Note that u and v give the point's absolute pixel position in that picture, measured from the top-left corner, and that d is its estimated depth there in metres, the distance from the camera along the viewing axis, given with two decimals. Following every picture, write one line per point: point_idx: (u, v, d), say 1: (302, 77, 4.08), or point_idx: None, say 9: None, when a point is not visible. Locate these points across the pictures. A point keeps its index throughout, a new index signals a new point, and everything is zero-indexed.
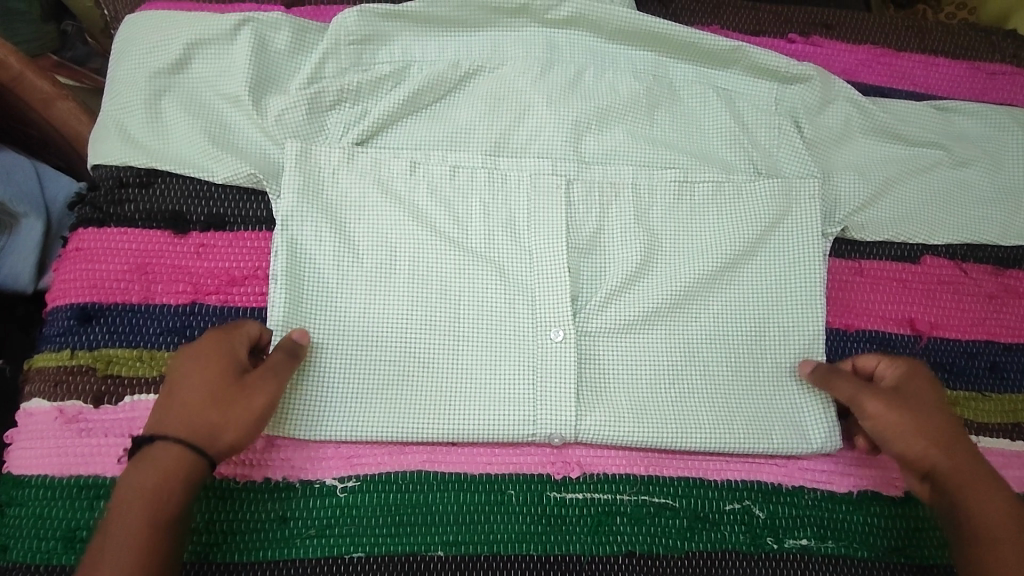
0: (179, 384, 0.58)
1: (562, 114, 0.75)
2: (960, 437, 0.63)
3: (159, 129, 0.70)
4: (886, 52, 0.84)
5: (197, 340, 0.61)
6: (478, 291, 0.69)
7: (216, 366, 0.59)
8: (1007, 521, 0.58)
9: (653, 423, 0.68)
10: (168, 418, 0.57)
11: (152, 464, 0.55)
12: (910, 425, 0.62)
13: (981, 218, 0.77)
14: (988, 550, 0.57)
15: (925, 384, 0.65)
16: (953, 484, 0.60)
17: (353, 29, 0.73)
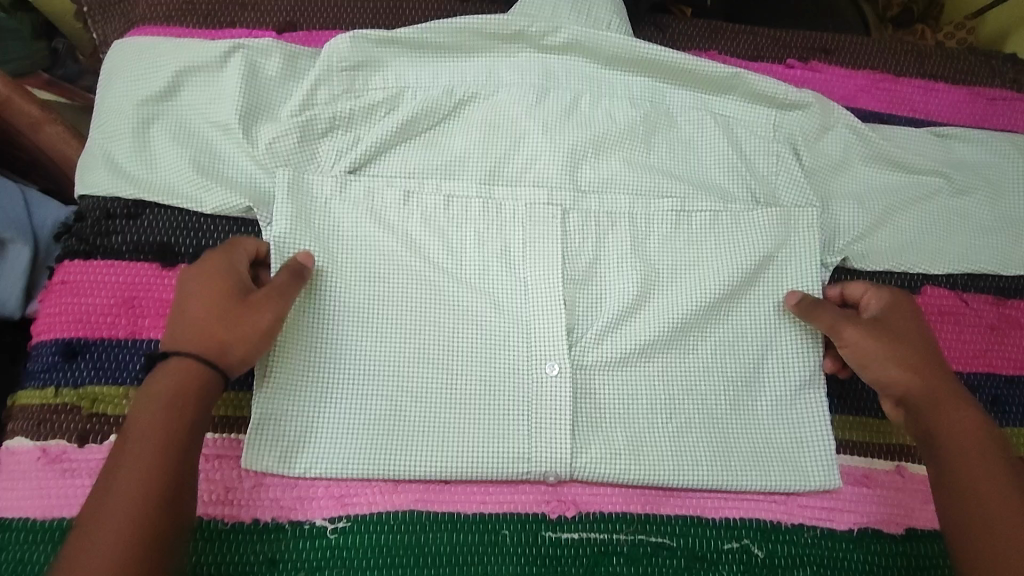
0: (188, 301, 0.60)
1: (558, 141, 0.73)
2: (937, 360, 0.66)
3: (147, 158, 0.69)
4: (885, 77, 0.83)
5: (201, 257, 0.62)
6: (474, 324, 0.68)
7: (219, 284, 0.60)
8: (980, 437, 0.61)
9: (649, 459, 0.67)
10: (177, 334, 0.59)
11: (164, 385, 0.56)
12: (892, 350, 0.65)
13: (981, 248, 0.77)
14: (958, 460, 0.60)
15: (905, 311, 0.68)
16: (929, 402, 0.64)
17: (345, 56, 0.72)
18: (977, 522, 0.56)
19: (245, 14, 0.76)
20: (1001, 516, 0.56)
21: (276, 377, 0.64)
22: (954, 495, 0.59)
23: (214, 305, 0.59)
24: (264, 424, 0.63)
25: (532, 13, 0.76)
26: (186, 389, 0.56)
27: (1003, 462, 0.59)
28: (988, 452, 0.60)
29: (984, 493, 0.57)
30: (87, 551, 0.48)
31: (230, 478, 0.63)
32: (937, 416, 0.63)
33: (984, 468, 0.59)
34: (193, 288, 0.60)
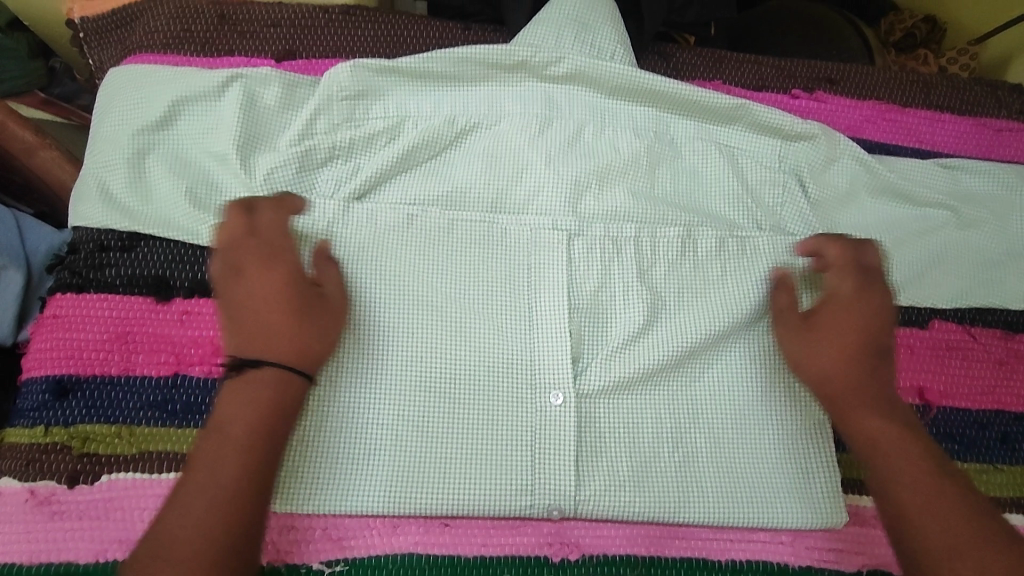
0: (253, 301, 0.59)
1: (561, 172, 0.72)
2: (874, 354, 0.63)
3: (142, 189, 0.68)
4: (891, 107, 0.82)
5: (262, 249, 0.61)
6: (479, 354, 0.66)
7: (292, 286, 0.60)
8: (900, 441, 0.59)
9: (655, 497, 0.65)
10: (248, 336, 0.58)
11: (243, 431, 0.54)
12: (829, 349, 0.63)
13: (989, 282, 0.76)
14: (888, 474, 0.57)
15: (856, 296, 0.65)
16: (848, 409, 0.62)
17: (346, 85, 0.70)
18: (919, 540, 0.54)
19: (243, 42, 0.75)
20: (938, 531, 0.54)
21: None
22: (894, 516, 0.56)
23: (288, 309, 0.59)
24: None
25: (536, 42, 0.74)
26: (261, 440, 0.54)
27: (930, 465, 0.57)
28: (913, 460, 0.57)
29: (918, 507, 0.55)
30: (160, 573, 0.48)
31: None
32: (860, 426, 0.61)
33: (914, 479, 0.56)
34: (258, 288, 0.59)
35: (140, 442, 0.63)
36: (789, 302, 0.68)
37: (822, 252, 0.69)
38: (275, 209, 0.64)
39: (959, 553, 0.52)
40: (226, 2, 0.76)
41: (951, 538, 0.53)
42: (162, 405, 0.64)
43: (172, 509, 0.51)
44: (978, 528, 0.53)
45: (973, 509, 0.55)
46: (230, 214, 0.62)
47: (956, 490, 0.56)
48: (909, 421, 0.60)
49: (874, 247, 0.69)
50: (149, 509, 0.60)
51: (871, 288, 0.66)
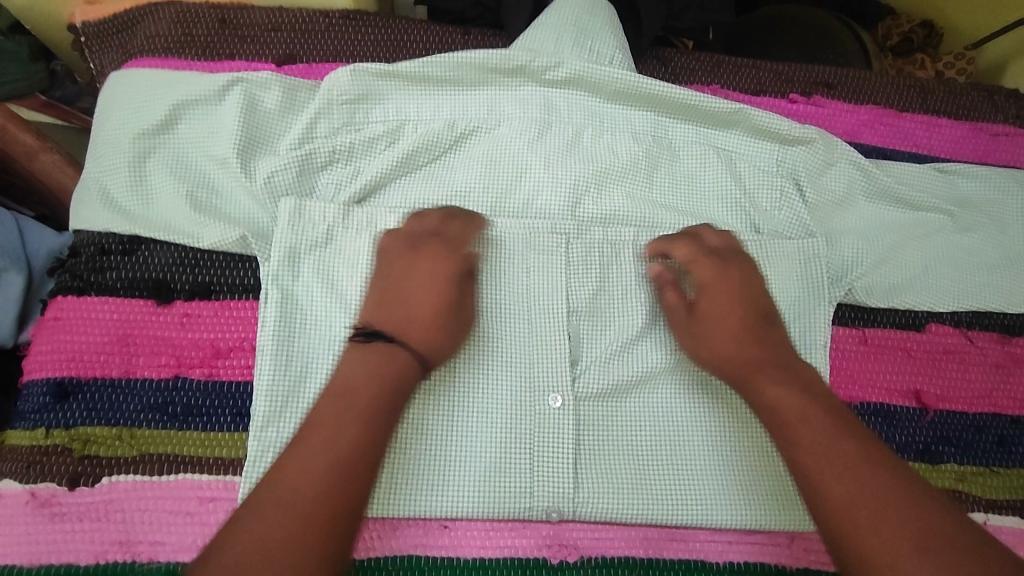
0: (400, 289, 0.63)
1: (560, 177, 0.72)
2: (755, 325, 0.65)
3: (143, 192, 0.68)
4: (888, 111, 0.82)
5: (425, 246, 0.64)
6: (487, 361, 0.67)
7: (442, 289, 0.63)
8: (804, 407, 0.57)
9: (653, 499, 0.65)
10: (384, 315, 0.62)
11: (366, 401, 0.55)
12: (718, 334, 0.65)
13: (986, 286, 0.76)
14: (799, 439, 0.55)
15: (723, 282, 0.66)
16: (747, 384, 0.61)
17: (345, 89, 0.71)
18: (837, 501, 0.51)
19: (244, 46, 0.75)
20: (854, 490, 0.51)
21: (273, 415, 0.63)
22: (808, 481, 0.53)
23: (429, 306, 0.62)
24: (261, 463, 0.62)
25: (535, 46, 0.74)
26: (380, 413, 0.56)
27: (840, 425, 0.55)
28: (820, 423, 0.55)
29: (829, 468, 0.52)
30: (278, 512, 0.48)
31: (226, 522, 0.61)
32: (762, 398, 0.60)
33: (823, 441, 0.54)
34: (412, 281, 0.63)
35: (141, 444, 0.63)
36: (674, 296, 0.68)
37: (676, 245, 0.68)
38: (471, 224, 0.68)
39: (878, 509, 0.49)
40: (226, 6, 0.76)
41: (867, 496, 0.50)
42: (162, 407, 0.64)
43: (290, 458, 0.52)
44: (894, 484, 0.51)
45: (890, 466, 0.52)
46: (428, 214, 0.67)
47: (869, 448, 0.53)
48: (811, 385, 0.60)
49: (725, 231, 0.71)
50: (150, 511, 0.61)
51: (733, 266, 0.67)
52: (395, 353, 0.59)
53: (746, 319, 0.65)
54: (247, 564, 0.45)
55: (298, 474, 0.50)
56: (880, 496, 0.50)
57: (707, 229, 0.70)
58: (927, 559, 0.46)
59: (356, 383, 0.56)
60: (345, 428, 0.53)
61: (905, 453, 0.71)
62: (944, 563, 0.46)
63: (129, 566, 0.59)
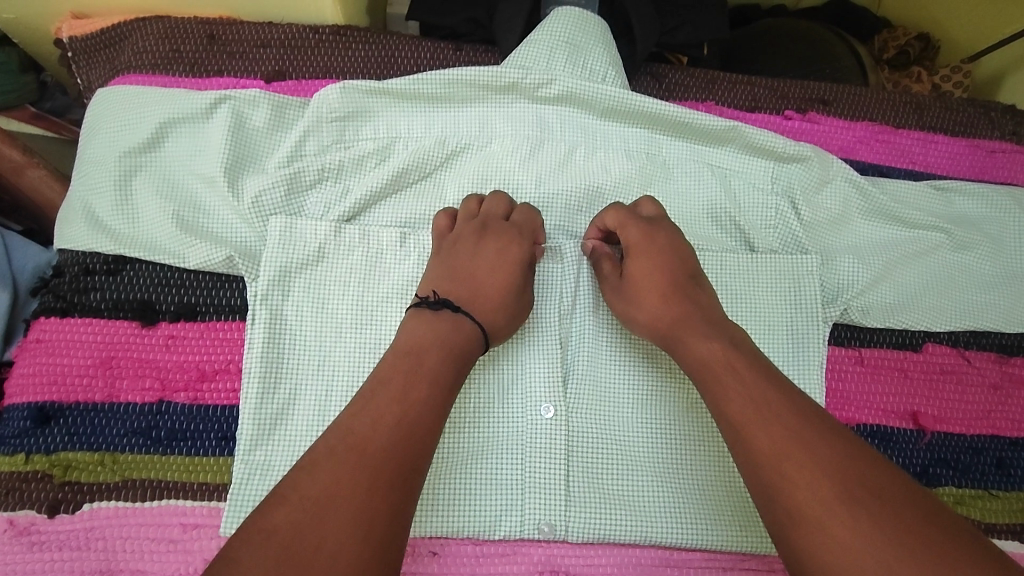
0: (471, 268, 0.64)
1: (551, 196, 0.71)
2: (683, 280, 0.63)
3: (129, 211, 0.67)
4: (883, 128, 0.82)
5: (496, 227, 0.66)
6: (479, 375, 0.65)
7: (507, 269, 0.64)
8: (734, 363, 0.55)
9: (644, 518, 0.64)
10: (455, 289, 0.62)
11: (429, 366, 0.54)
12: (646, 296, 0.63)
13: (984, 306, 0.75)
14: (730, 396, 0.53)
15: (651, 244, 0.65)
16: (677, 339, 0.60)
17: (335, 106, 0.69)
18: (766, 452, 0.49)
19: (233, 62, 0.75)
20: (783, 441, 0.49)
21: (259, 437, 0.62)
22: (737, 437, 0.51)
23: (499, 287, 0.63)
24: (247, 486, 0.61)
25: (527, 63, 0.72)
26: (443, 380, 0.54)
27: (772, 381, 0.53)
28: (751, 377, 0.53)
29: (761, 428, 0.50)
30: (343, 462, 0.47)
31: (208, 549, 0.60)
32: (692, 358, 0.58)
33: (757, 411, 0.51)
34: (484, 262, 0.64)
35: (124, 469, 0.62)
36: (611, 266, 0.67)
37: (607, 216, 0.68)
38: (529, 217, 0.68)
39: (812, 460, 0.47)
40: (215, 22, 0.75)
41: (797, 447, 0.48)
42: (146, 432, 0.63)
43: (359, 413, 0.50)
44: (832, 438, 0.49)
45: (826, 422, 0.50)
46: (493, 198, 0.68)
47: (800, 402, 0.51)
48: (740, 341, 0.58)
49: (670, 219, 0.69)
50: (131, 539, 0.60)
51: (661, 229, 0.66)
52: (458, 320, 0.59)
53: (675, 279, 0.63)
54: (318, 502, 0.44)
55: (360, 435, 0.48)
56: (813, 446, 0.48)
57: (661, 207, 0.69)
58: (862, 510, 0.44)
59: (421, 348, 0.56)
60: (411, 392, 0.52)
61: None
62: (883, 516, 0.44)
63: None
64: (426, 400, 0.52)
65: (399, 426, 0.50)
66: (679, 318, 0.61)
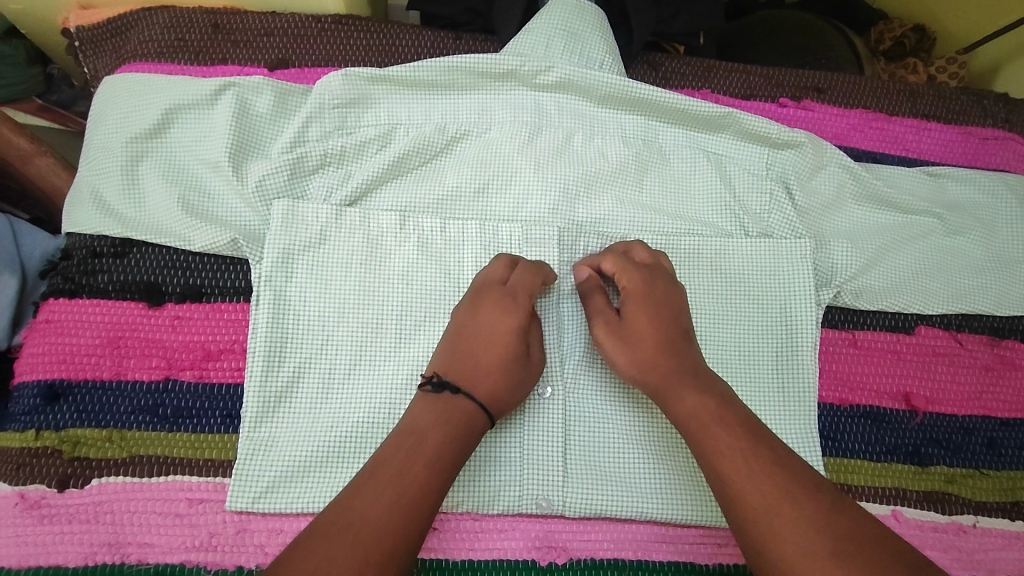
0: (471, 336, 0.61)
1: (550, 180, 0.72)
2: (678, 333, 0.62)
3: (136, 196, 0.68)
4: (877, 115, 0.83)
5: (494, 294, 0.63)
6: None
7: (507, 336, 0.61)
8: (719, 414, 0.55)
9: (642, 493, 0.66)
10: (454, 361, 0.60)
11: (431, 445, 0.53)
12: (642, 340, 0.62)
13: (976, 289, 0.76)
14: (716, 454, 0.53)
15: (655, 295, 0.64)
16: (664, 394, 0.59)
17: (337, 93, 0.71)
18: (751, 507, 0.50)
19: (237, 51, 0.76)
20: (766, 495, 0.50)
21: (264, 414, 0.63)
22: (724, 492, 0.52)
23: (499, 355, 0.60)
24: (252, 462, 0.62)
25: (525, 51, 0.74)
26: (449, 456, 0.54)
27: (755, 439, 0.54)
28: (737, 434, 0.54)
29: (744, 480, 0.51)
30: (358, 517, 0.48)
31: (214, 523, 0.62)
32: (681, 412, 0.57)
33: (742, 461, 0.52)
34: (483, 329, 0.62)
35: (131, 446, 0.63)
36: (602, 305, 0.66)
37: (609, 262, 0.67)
38: (530, 277, 0.65)
39: (798, 522, 0.48)
40: (220, 11, 0.76)
41: (784, 511, 0.49)
42: (152, 410, 0.64)
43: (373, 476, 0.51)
44: (812, 492, 0.50)
45: (813, 485, 0.51)
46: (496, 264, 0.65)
47: (791, 463, 0.52)
48: (726, 396, 0.58)
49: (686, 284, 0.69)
50: (137, 513, 0.62)
51: (662, 279, 0.65)
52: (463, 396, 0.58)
53: (672, 331, 0.62)
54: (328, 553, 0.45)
55: (372, 497, 0.49)
56: (792, 500, 0.49)
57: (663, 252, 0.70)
58: (839, 558, 0.45)
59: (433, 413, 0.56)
60: (416, 461, 0.52)
61: (894, 454, 0.72)
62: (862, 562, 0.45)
63: (117, 568, 0.60)
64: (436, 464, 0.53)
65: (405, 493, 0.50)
66: (674, 368, 0.60)
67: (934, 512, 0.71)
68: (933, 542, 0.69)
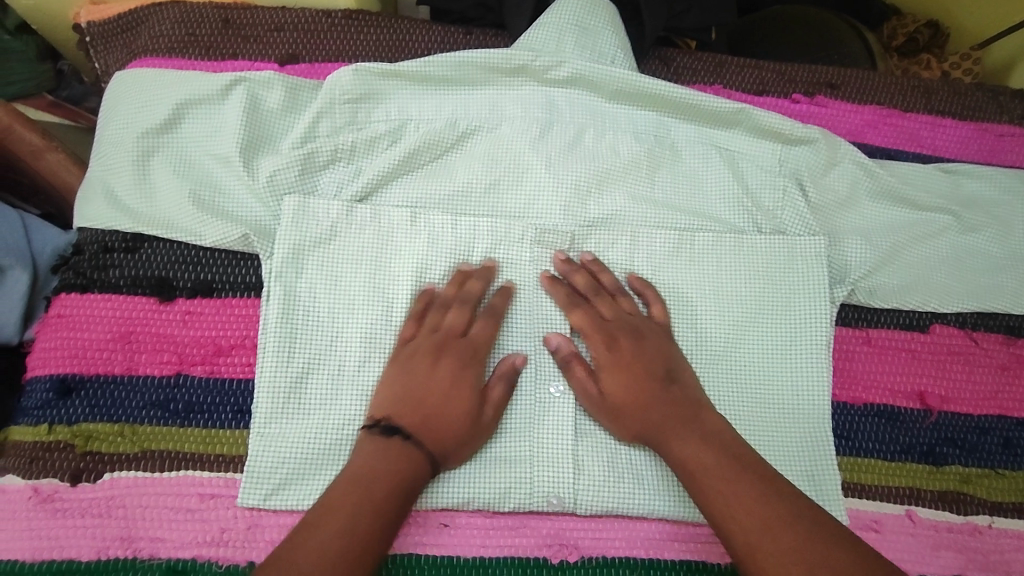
0: (427, 392, 0.61)
1: (561, 176, 0.72)
2: (659, 381, 0.63)
3: (147, 191, 0.68)
4: (891, 112, 0.82)
5: (449, 349, 0.63)
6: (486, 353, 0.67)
7: (460, 391, 0.61)
8: (709, 453, 0.58)
9: (654, 490, 0.65)
10: (406, 410, 0.60)
11: (379, 496, 0.54)
12: (625, 401, 0.62)
13: (992, 287, 0.75)
14: (706, 491, 0.56)
15: (628, 352, 0.64)
16: (655, 440, 0.61)
17: (348, 88, 0.70)
18: (746, 531, 0.52)
19: (247, 46, 0.76)
20: (758, 520, 0.52)
21: (275, 411, 0.63)
22: (718, 518, 0.54)
23: (453, 410, 0.60)
24: (264, 459, 0.62)
25: (536, 46, 0.73)
26: (393, 505, 0.54)
27: (745, 467, 0.56)
28: (727, 469, 0.56)
29: (738, 507, 0.53)
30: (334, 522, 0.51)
31: (226, 519, 0.62)
32: (670, 455, 0.60)
33: (734, 490, 0.55)
34: (438, 383, 0.61)
35: (143, 441, 0.63)
36: (583, 369, 0.65)
37: (573, 322, 0.67)
38: (488, 329, 0.65)
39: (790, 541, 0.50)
40: (230, 6, 0.76)
41: (771, 533, 0.51)
42: (163, 404, 0.64)
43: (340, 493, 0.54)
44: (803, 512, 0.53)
45: (799, 502, 0.54)
46: (458, 312, 0.65)
47: (780, 486, 0.55)
48: (717, 434, 0.59)
49: (662, 302, 0.69)
50: (150, 507, 0.62)
51: (625, 331, 0.65)
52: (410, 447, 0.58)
53: (651, 385, 0.62)
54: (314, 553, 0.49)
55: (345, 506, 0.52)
56: (782, 523, 0.52)
57: (612, 276, 0.69)
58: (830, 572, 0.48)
59: (390, 449, 0.57)
60: (379, 484, 0.54)
61: (908, 454, 0.71)
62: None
63: (129, 562, 0.60)
64: (397, 492, 0.55)
65: (357, 538, 0.51)
66: (664, 417, 0.61)
67: (950, 512, 0.70)
68: (948, 543, 0.69)
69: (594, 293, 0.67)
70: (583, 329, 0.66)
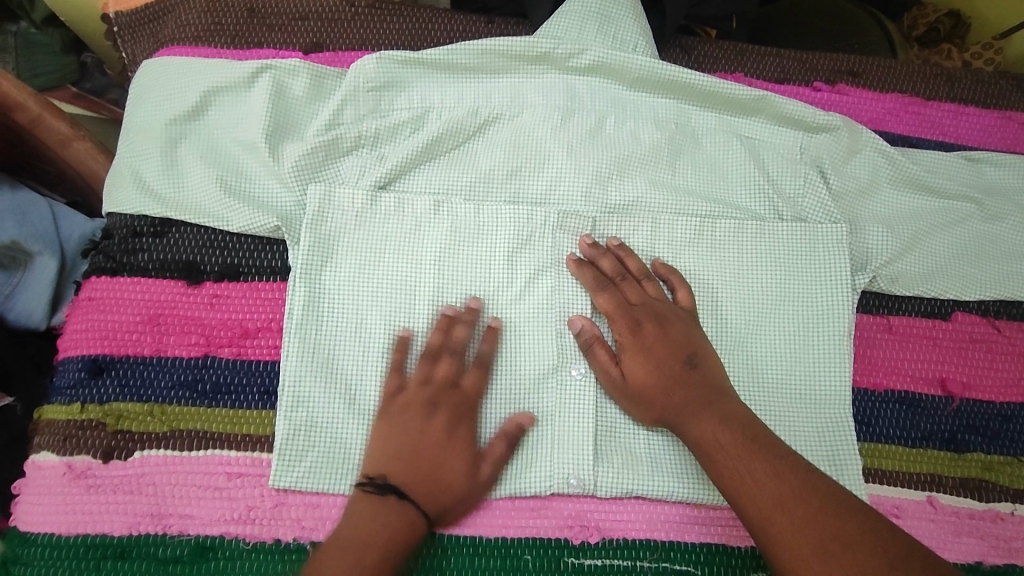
0: (417, 450, 0.60)
1: (582, 163, 0.72)
2: (679, 365, 0.63)
3: (175, 177, 0.69)
4: (913, 100, 0.82)
5: (440, 405, 0.62)
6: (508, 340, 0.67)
7: (455, 449, 0.61)
8: (725, 435, 0.59)
9: (673, 472, 0.66)
10: (399, 466, 0.59)
11: (371, 560, 0.55)
12: (645, 386, 0.63)
13: (1016, 274, 0.75)
14: (725, 473, 0.57)
15: (650, 338, 0.64)
16: (672, 422, 0.62)
17: (372, 76, 0.71)
18: (762, 511, 0.54)
19: (272, 35, 0.77)
20: (773, 499, 0.54)
21: (301, 394, 0.64)
22: (736, 499, 0.56)
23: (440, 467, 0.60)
24: (294, 441, 0.63)
25: (558, 34, 0.75)
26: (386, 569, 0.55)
27: (760, 447, 0.58)
28: (742, 450, 0.58)
29: (755, 487, 0.55)
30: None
31: (252, 497, 0.63)
32: (687, 437, 0.61)
33: (750, 471, 0.56)
34: (432, 444, 0.60)
35: (171, 420, 0.65)
36: (605, 351, 0.66)
37: (597, 303, 0.67)
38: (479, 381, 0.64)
39: (805, 517, 0.53)
40: None
41: (789, 511, 0.53)
42: (191, 385, 0.66)
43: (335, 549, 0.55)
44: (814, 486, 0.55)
45: (811, 476, 0.56)
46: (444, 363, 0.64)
47: (794, 463, 0.57)
48: (734, 416, 0.60)
49: (687, 286, 0.69)
50: (179, 485, 0.63)
51: (648, 316, 0.65)
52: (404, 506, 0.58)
53: (672, 372, 0.63)
54: None
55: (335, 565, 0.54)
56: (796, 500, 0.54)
57: (637, 259, 0.69)
58: (845, 547, 0.51)
59: (377, 504, 0.57)
60: (373, 543, 0.55)
61: (929, 441, 0.71)
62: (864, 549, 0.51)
63: (160, 537, 0.62)
64: (393, 550, 0.56)
65: None
66: (682, 401, 0.62)
67: (972, 499, 0.70)
68: (970, 529, 0.69)
69: (621, 277, 0.68)
70: (608, 310, 0.67)
